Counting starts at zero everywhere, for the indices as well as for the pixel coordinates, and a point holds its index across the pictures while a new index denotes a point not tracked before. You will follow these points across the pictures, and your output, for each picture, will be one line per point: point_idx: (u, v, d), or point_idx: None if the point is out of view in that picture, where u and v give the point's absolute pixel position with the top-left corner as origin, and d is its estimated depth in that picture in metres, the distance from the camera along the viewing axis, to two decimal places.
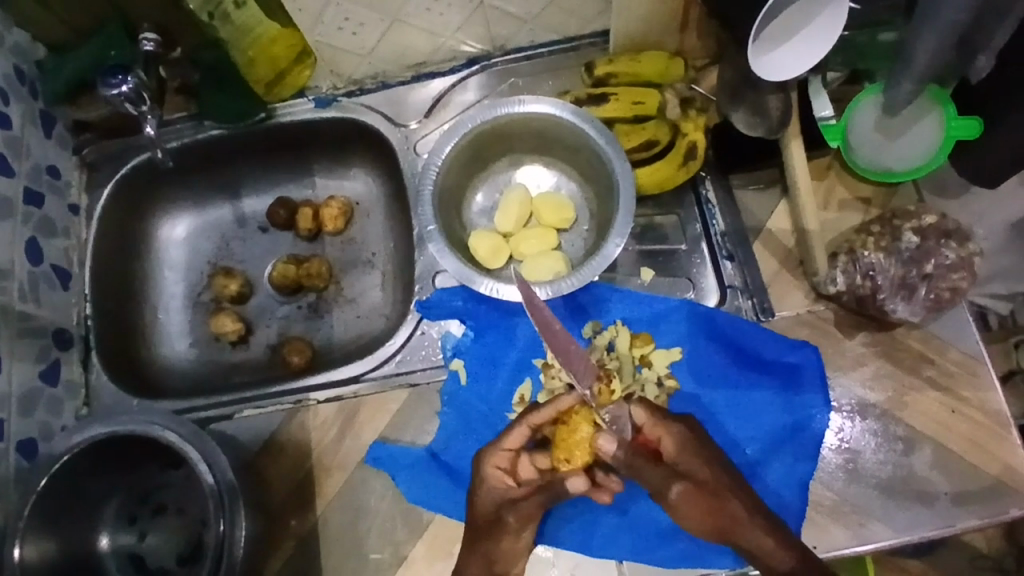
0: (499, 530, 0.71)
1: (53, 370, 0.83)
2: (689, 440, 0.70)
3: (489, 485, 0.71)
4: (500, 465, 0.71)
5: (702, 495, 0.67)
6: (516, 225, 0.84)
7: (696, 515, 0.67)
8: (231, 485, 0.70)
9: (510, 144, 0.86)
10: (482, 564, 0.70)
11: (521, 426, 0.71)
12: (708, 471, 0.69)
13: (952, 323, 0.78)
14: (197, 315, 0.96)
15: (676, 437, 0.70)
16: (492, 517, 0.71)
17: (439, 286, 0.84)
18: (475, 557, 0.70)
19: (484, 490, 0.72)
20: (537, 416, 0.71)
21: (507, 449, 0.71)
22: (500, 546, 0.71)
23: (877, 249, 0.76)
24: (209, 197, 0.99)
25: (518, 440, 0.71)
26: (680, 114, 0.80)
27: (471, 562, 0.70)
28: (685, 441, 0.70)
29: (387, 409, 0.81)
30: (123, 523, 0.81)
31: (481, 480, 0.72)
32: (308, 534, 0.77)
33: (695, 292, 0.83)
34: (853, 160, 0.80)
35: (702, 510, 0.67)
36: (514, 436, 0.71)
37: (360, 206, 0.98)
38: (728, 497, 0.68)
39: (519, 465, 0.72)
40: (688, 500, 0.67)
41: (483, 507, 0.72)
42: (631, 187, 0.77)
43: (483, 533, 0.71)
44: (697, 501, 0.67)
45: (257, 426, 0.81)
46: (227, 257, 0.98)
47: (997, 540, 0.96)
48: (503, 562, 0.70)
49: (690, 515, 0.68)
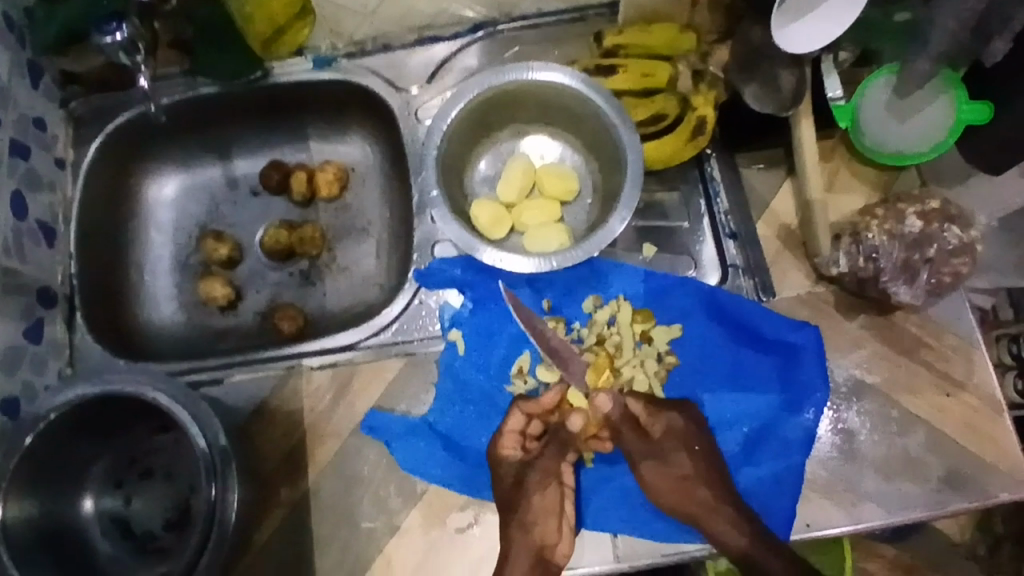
0: (524, 491, 0.74)
1: (37, 328, 0.80)
2: (682, 427, 0.76)
3: (504, 463, 0.75)
4: (511, 447, 0.75)
5: (674, 476, 0.74)
6: (518, 195, 0.82)
7: (667, 494, 0.73)
8: (224, 450, 0.68)
9: (515, 113, 0.84)
10: (520, 533, 0.71)
11: (515, 410, 0.76)
12: (685, 457, 0.75)
13: (949, 308, 0.79)
14: (185, 279, 0.94)
15: (665, 423, 0.76)
16: (514, 487, 0.74)
17: (438, 256, 0.83)
18: (512, 527, 0.72)
19: (500, 470, 0.75)
20: (531, 404, 0.76)
21: (512, 432, 0.75)
22: (532, 507, 0.73)
23: (881, 232, 0.75)
24: (200, 157, 0.97)
25: (521, 423, 0.76)
26: (691, 87, 0.78)
27: (511, 533, 0.72)
28: (677, 430, 0.76)
29: (382, 378, 0.79)
30: (110, 486, 0.79)
31: (495, 460, 0.75)
32: (300, 501, 0.75)
33: (696, 269, 0.82)
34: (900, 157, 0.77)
35: (671, 488, 0.74)
36: (514, 419, 0.76)
37: (355, 172, 0.96)
38: (699, 485, 0.73)
39: (528, 442, 0.76)
40: (660, 476, 0.74)
41: (505, 477, 0.74)
42: (639, 160, 0.75)
43: (513, 499, 0.74)
44: (666, 480, 0.74)
45: (248, 390, 0.80)
46: (217, 220, 0.96)
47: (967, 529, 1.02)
48: (540, 528, 0.71)
49: (660, 490, 0.74)
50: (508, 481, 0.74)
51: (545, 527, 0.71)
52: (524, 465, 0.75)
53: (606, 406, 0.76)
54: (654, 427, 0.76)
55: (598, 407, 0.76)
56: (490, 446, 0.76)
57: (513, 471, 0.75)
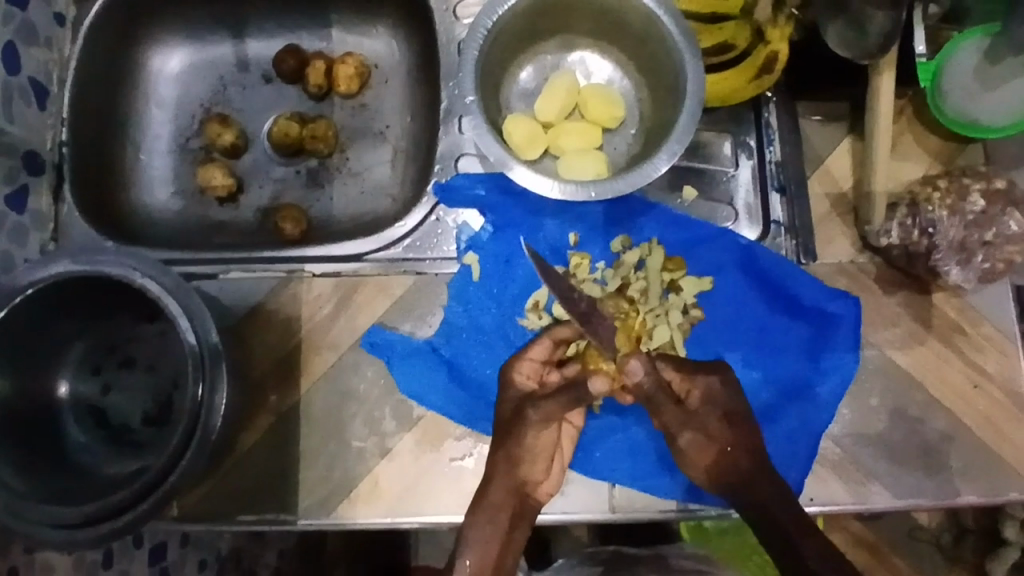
0: (520, 426, 0.66)
1: (21, 195, 0.74)
2: (721, 393, 0.67)
3: (513, 389, 0.69)
4: (526, 374, 0.69)
5: (712, 447, 0.64)
6: (558, 115, 0.76)
7: (710, 467, 0.64)
8: (215, 349, 0.63)
9: (567, 23, 0.77)
10: (505, 466, 0.65)
11: (544, 338, 0.71)
12: (727, 426, 0.65)
13: (992, 296, 0.74)
14: (182, 163, 0.86)
15: (703, 389, 0.67)
16: (512, 417, 0.67)
17: (461, 171, 0.77)
18: (498, 457, 0.65)
19: (506, 394, 0.69)
20: (561, 333, 0.71)
21: (532, 360, 0.70)
22: (524, 444, 0.66)
23: (942, 206, 0.70)
24: (211, 30, 0.88)
25: (545, 352, 0.71)
26: (769, 16, 0.71)
27: (496, 465, 0.65)
28: (716, 397, 0.67)
29: (388, 294, 0.74)
30: (86, 372, 0.74)
31: (505, 384, 0.69)
32: (287, 412, 0.71)
33: (735, 221, 0.77)
34: (997, 130, 0.72)
35: (711, 459, 0.64)
36: (539, 348, 0.71)
37: (378, 69, 0.89)
38: (741, 456, 0.63)
39: (546, 376, 0.70)
40: (698, 448, 0.65)
41: (506, 404, 0.68)
42: (699, 93, 0.68)
43: (506, 432, 0.66)
44: (706, 453, 0.64)
45: (244, 289, 0.74)
46: (223, 103, 0.88)
47: (938, 516, 1.03)
48: (526, 468, 0.65)
49: (698, 463, 0.65)
50: (507, 410, 0.67)
51: (533, 466, 0.66)
52: (529, 399, 0.68)
53: (638, 372, 0.66)
54: (691, 394, 0.67)
55: (631, 372, 0.66)
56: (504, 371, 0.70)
57: (515, 401, 0.68)
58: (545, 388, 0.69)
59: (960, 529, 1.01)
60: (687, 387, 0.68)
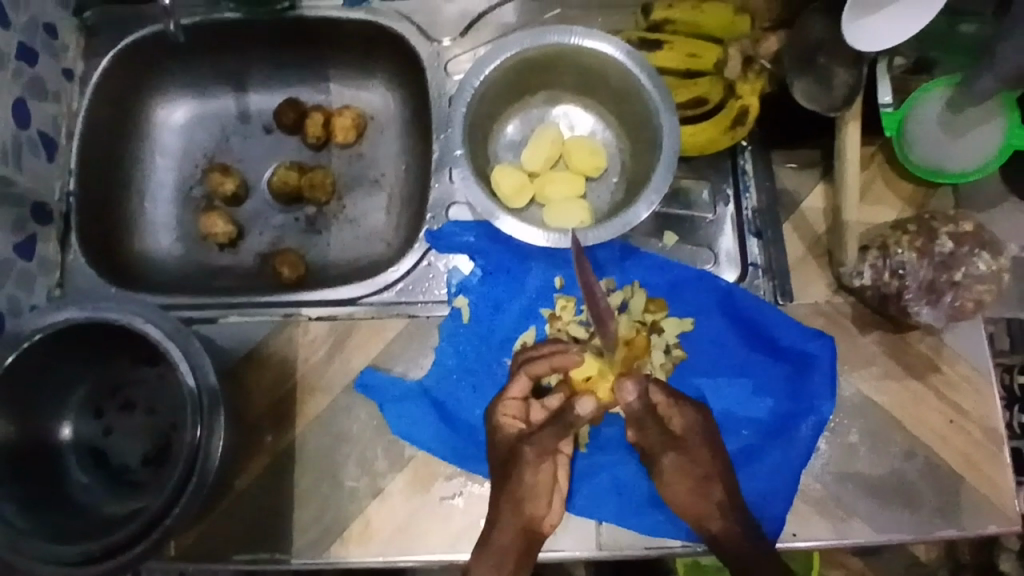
0: (518, 466, 0.70)
1: (29, 244, 0.77)
2: (701, 423, 0.72)
3: (504, 430, 0.72)
4: (511, 413, 0.73)
5: (691, 475, 0.71)
6: (543, 165, 0.79)
7: (684, 492, 0.71)
8: (213, 391, 0.66)
9: (551, 79, 0.81)
10: (511, 507, 0.69)
11: (520, 375, 0.74)
12: (707, 455, 0.71)
13: (966, 335, 0.77)
14: (185, 211, 0.90)
15: (688, 419, 0.72)
16: (509, 459, 0.71)
17: (451, 219, 0.80)
18: (504, 504, 0.69)
19: (495, 438, 0.72)
20: (536, 366, 0.73)
21: (513, 399, 0.73)
22: (523, 483, 0.69)
23: (911, 248, 0.73)
24: (213, 85, 0.93)
25: (523, 389, 0.74)
26: (739, 74, 0.75)
27: (500, 507, 0.69)
28: (696, 427, 0.72)
29: (381, 337, 0.77)
30: (88, 414, 0.76)
31: (492, 429, 0.73)
32: (283, 453, 0.73)
33: (715, 264, 0.80)
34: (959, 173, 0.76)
35: (687, 486, 0.71)
36: (518, 384, 0.73)
37: (374, 120, 0.93)
38: (715, 486, 0.71)
39: (530, 413, 0.73)
40: (677, 473, 0.71)
41: (500, 445, 0.72)
42: (674, 145, 0.71)
43: (506, 471, 0.71)
44: (683, 478, 0.71)
45: (243, 333, 0.77)
46: (225, 153, 0.92)
47: (935, 551, 1.03)
48: (529, 505, 0.69)
49: (676, 488, 0.71)
50: (503, 454, 0.71)
51: (537, 503, 0.69)
52: (521, 439, 0.72)
53: (630, 395, 0.71)
54: (676, 420, 0.72)
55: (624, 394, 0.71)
56: (490, 413, 0.74)
57: (508, 444, 0.72)
58: (532, 425, 0.73)
59: (957, 565, 1.01)
60: (672, 414, 0.72)
